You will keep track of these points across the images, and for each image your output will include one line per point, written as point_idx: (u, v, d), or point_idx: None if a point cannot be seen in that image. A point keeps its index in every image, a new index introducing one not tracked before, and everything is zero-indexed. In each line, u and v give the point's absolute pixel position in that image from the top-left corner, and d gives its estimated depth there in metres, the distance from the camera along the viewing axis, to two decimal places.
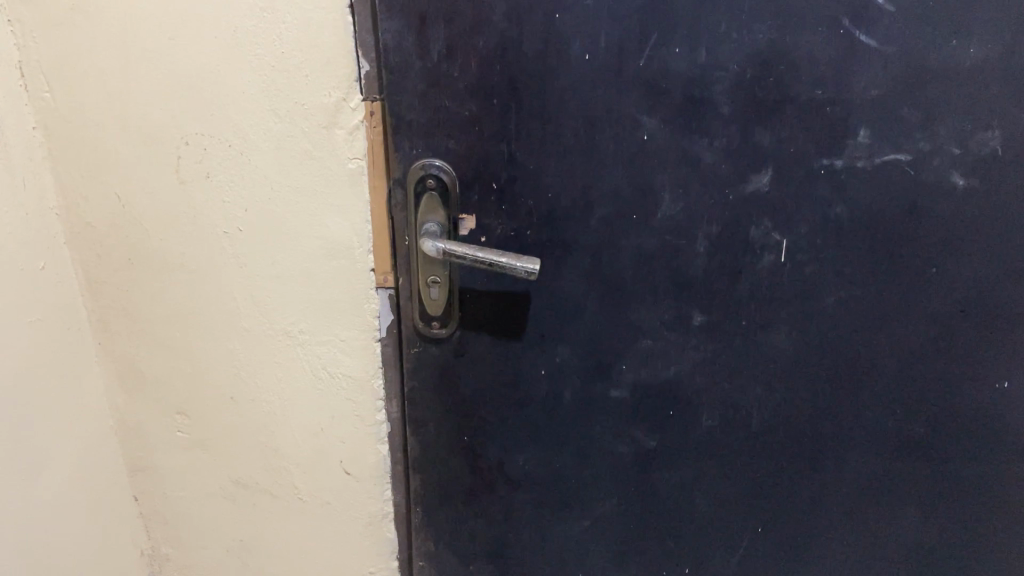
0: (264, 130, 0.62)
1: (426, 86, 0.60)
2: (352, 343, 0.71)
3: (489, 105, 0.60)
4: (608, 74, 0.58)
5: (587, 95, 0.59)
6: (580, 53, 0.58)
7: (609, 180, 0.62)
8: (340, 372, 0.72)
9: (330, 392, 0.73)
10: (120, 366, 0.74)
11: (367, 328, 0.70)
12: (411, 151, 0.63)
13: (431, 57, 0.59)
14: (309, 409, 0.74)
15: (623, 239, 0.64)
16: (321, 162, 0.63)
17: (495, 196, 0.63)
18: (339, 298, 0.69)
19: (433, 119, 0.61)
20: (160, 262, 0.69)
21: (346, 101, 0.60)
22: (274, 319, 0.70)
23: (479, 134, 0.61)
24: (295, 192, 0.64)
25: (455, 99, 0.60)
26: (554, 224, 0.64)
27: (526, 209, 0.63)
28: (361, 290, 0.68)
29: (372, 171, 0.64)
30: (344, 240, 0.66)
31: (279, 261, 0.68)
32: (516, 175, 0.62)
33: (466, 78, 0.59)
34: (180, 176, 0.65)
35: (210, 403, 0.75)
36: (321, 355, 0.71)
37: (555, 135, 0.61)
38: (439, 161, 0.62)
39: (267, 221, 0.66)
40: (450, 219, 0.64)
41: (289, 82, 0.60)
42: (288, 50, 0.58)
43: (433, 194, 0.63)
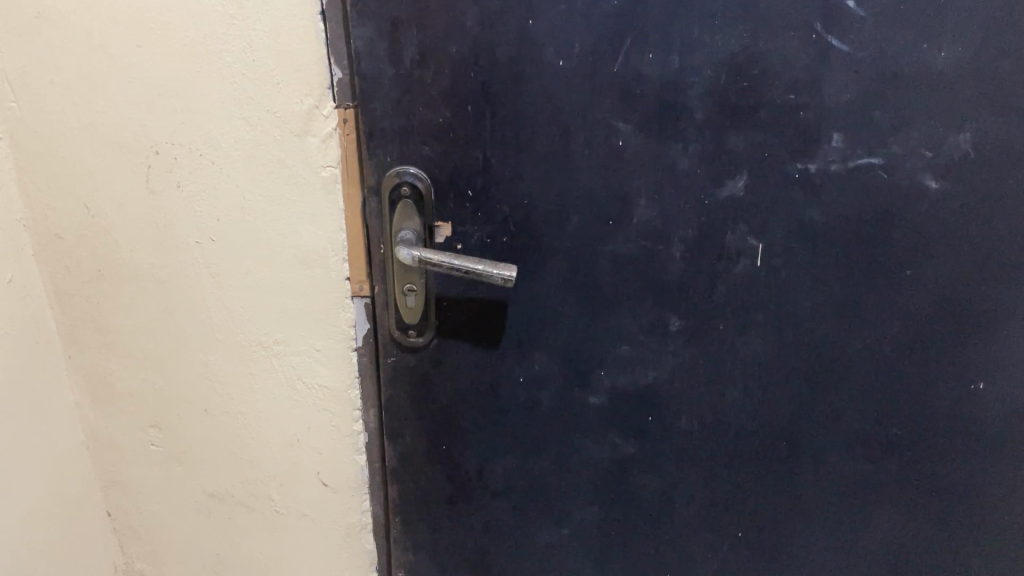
0: (236, 139, 0.62)
1: (399, 92, 0.60)
2: (328, 353, 0.70)
3: (463, 111, 0.60)
4: (582, 79, 0.58)
5: (561, 102, 0.59)
6: (554, 59, 0.58)
7: (585, 186, 0.62)
8: (315, 382, 0.71)
9: (306, 401, 0.72)
10: (90, 380, 0.73)
11: (343, 337, 0.70)
12: (385, 158, 0.62)
13: (404, 64, 0.59)
14: (285, 421, 0.73)
15: (599, 245, 0.63)
16: (293, 170, 0.63)
17: (470, 203, 0.63)
18: (315, 307, 0.68)
19: (407, 126, 0.61)
20: (130, 273, 0.68)
21: (318, 108, 0.60)
22: (248, 329, 0.70)
23: (454, 141, 0.61)
24: (267, 200, 0.64)
25: (429, 106, 0.60)
26: (530, 231, 0.63)
27: (502, 216, 0.63)
28: (336, 299, 0.68)
29: (346, 179, 0.63)
30: (318, 248, 0.66)
31: (252, 270, 0.67)
32: (491, 181, 0.62)
33: (440, 85, 0.59)
34: (150, 185, 0.64)
35: (184, 416, 0.74)
36: (297, 365, 0.71)
37: (530, 141, 0.60)
38: (414, 168, 0.62)
39: (240, 231, 0.66)
40: (426, 226, 0.64)
41: (260, 90, 0.59)
42: (258, 57, 0.58)
43: (408, 202, 0.63)
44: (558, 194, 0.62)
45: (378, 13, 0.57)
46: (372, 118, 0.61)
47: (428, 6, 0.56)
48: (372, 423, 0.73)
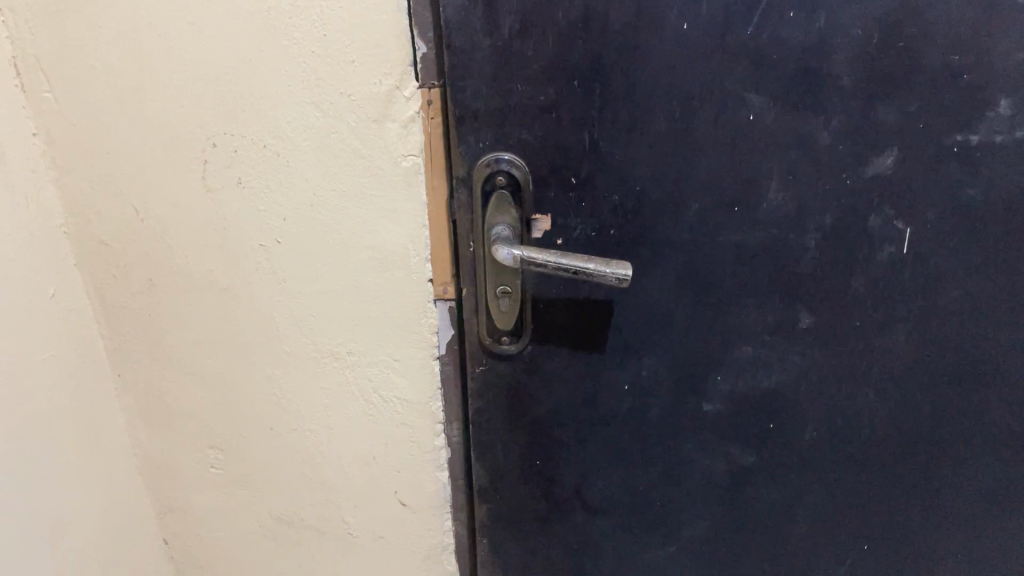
0: (305, 126, 0.55)
1: (494, 68, 0.52)
2: (407, 363, 0.63)
3: (569, 87, 0.52)
4: (710, 46, 0.50)
5: (683, 72, 0.51)
6: (677, 22, 0.49)
7: (707, 169, 0.54)
8: (394, 395, 0.64)
9: (383, 417, 0.65)
10: (141, 401, 0.66)
11: (424, 345, 0.62)
12: (477, 145, 0.54)
13: (501, 33, 0.51)
14: (359, 438, 0.66)
15: (721, 235, 0.56)
16: (371, 161, 0.56)
17: (575, 192, 0.55)
18: (394, 313, 0.61)
19: (503, 106, 0.53)
20: (186, 282, 0.61)
21: (399, 90, 0.53)
22: (318, 340, 0.62)
23: (557, 121, 0.53)
24: (341, 196, 0.57)
25: (529, 83, 0.52)
26: (643, 221, 0.56)
27: (610, 206, 0.55)
28: (418, 303, 0.61)
29: (430, 169, 0.56)
30: (399, 249, 0.59)
31: (323, 275, 0.60)
32: (599, 167, 0.54)
33: (542, 57, 0.51)
34: (207, 183, 0.57)
35: (248, 435, 0.67)
36: (373, 377, 0.64)
37: (646, 119, 0.53)
38: (509, 154, 0.54)
39: (309, 231, 0.58)
40: (522, 220, 0.56)
41: (332, 70, 0.52)
42: (331, 32, 0.51)
43: (503, 192, 0.55)
44: (676, 179, 0.54)
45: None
46: (462, 99, 0.53)
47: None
48: (456, 437, 0.66)
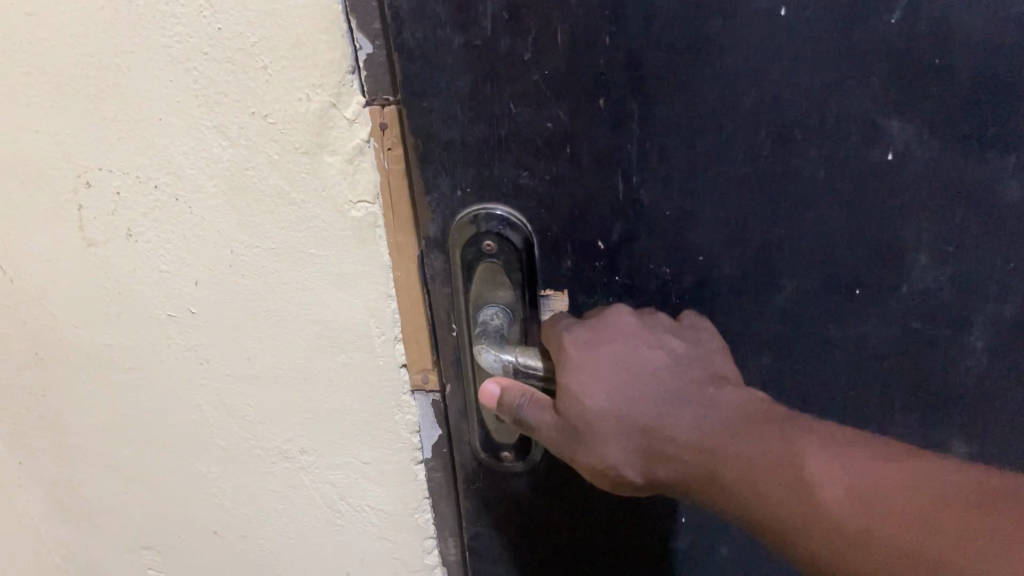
0: (209, 160, 0.37)
1: (474, 81, 0.33)
2: (380, 468, 0.46)
3: (591, 110, 0.33)
4: (823, 42, 0.31)
5: (779, 85, 0.32)
6: (770, 6, 0.30)
7: (813, 230, 0.35)
8: (366, 505, 0.48)
9: (353, 529, 0.49)
10: (53, 494, 0.51)
11: (401, 448, 0.45)
12: (453, 192, 0.36)
13: (479, 30, 0.32)
14: (327, 551, 0.51)
15: (830, 327, 0.37)
16: (306, 209, 0.38)
17: (603, 263, 0.37)
18: (357, 406, 0.44)
19: (491, 137, 0.34)
20: (81, 357, 0.45)
21: (335, 108, 0.35)
22: (260, 434, 0.46)
23: (578, 160, 0.34)
24: (268, 254, 0.40)
25: (527, 103, 0.33)
26: (709, 306, 0.37)
27: (658, 283, 0.37)
28: (389, 396, 0.44)
29: (391, 221, 0.38)
30: (356, 326, 0.41)
31: (259, 356, 0.43)
32: (640, 227, 0.36)
33: (548, 65, 0.32)
34: (88, 235, 0.40)
35: (187, 539, 0.52)
36: (337, 483, 0.47)
37: (716, 159, 0.34)
38: (501, 209, 0.36)
39: (232, 302, 0.42)
40: (526, 301, 0.38)
41: (236, 78, 0.35)
42: (226, 23, 0.34)
43: (494, 262, 0.37)
44: (763, 246, 0.36)
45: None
46: (427, 125, 0.34)
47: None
48: (448, 557, 0.50)
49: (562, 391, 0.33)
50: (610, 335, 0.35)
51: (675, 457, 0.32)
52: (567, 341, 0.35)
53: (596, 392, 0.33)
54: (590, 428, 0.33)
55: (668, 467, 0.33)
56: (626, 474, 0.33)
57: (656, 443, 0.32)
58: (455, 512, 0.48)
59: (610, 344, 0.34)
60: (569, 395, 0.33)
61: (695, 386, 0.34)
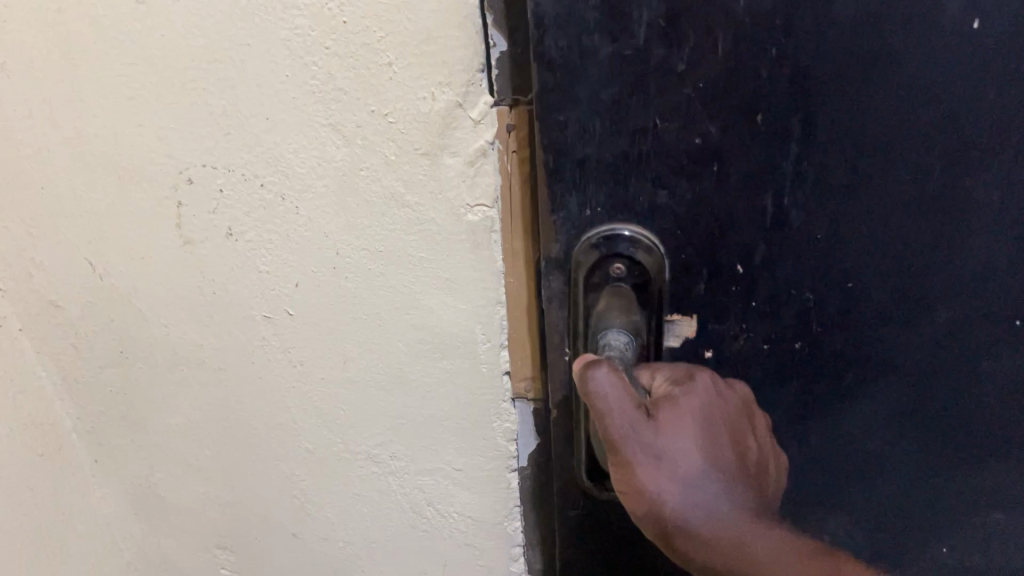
0: (321, 159, 0.36)
1: (618, 92, 0.31)
2: (473, 474, 0.45)
3: (748, 127, 0.31)
4: (1013, 57, 0.29)
5: (961, 104, 0.30)
6: (964, 17, 0.29)
7: (976, 263, 0.33)
8: (454, 510, 0.47)
9: (440, 532, 0.48)
10: (129, 492, 0.50)
11: (496, 455, 0.44)
12: (581, 212, 0.34)
13: (630, 37, 0.30)
14: (410, 553, 0.49)
15: (986, 370, 0.35)
16: (420, 212, 0.36)
17: (741, 288, 0.35)
18: (454, 411, 0.43)
19: (631, 153, 0.33)
20: (169, 357, 0.43)
21: (461, 107, 0.33)
22: (349, 437, 0.45)
23: (725, 182, 0.32)
24: (372, 257, 0.38)
25: (676, 118, 0.31)
26: (854, 339, 0.35)
27: (801, 315, 0.35)
28: (489, 403, 0.42)
29: (509, 227, 0.36)
30: (461, 331, 0.40)
31: (355, 359, 0.42)
32: (787, 254, 0.34)
33: (703, 77, 0.30)
34: (184, 234, 0.39)
35: (266, 538, 0.51)
36: (426, 487, 0.46)
37: (881, 182, 0.32)
38: (628, 229, 0.34)
39: (332, 304, 0.40)
40: (651, 327, 0.36)
41: (356, 76, 0.33)
42: (352, 17, 0.32)
43: (620, 286, 0.35)
44: (923, 280, 0.33)
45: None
46: (558, 140, 0.32)
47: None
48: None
49: (678, 402, 0.31)
50: (723, 402, 0.34)
51: (720, 532, 0.30)
52: (693, 377, 0.33)
53: (696, 435, 0.31)
54: (685, 443, 0.30)
55: (710, 526, 0.30)
56: (664, 517, 0.30)
57: (716, 510, 0.30)
58: (546, 534, 0.47)
59: (712, 402, 0.33)
60: (681, 409, 0.31)
61: (757, 489, 0.33)
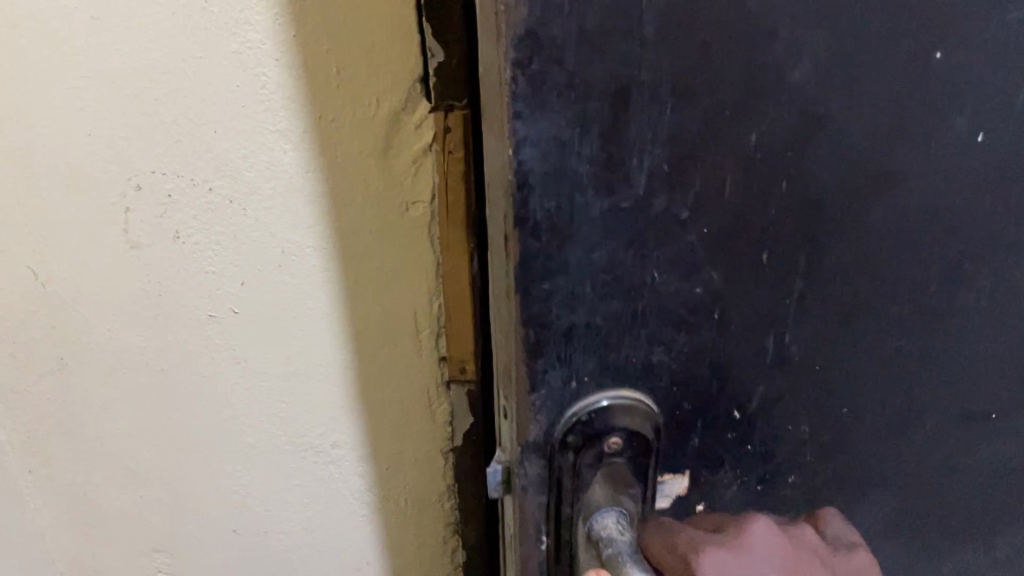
0: (270, 163, 0.38)
1: (615, 251, 0.28)
2: (411, 455, 0.48)
3: (752, 267, 0.29)
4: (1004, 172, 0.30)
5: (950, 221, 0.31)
6: (971, 131, 0.29)
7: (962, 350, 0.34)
8: (393, 493, 0.50)
9: (379, 518, 0.51)
10: (62, 501, 0.50)
11: (434, 436, 0.48)
12: (565, 385, 0.30)
13: (628, 191, 0.27)
14: (349, 540, 0.52)
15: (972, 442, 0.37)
16: (365, 210, 0.40)
17: (732, 428, 0.33)
18: (394, 397, 0.46)
19: (625, 312, 0.29)
20: (112, 361, 0.45)
21: (404, 112, 0.37)
22: (291, 431, 0.47)
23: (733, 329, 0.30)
24: (318, 256, 0.41)
25: (674, 270, 0.29)
26: (845, 450, 0.35)
27: (794, 438, 0.34)
28: (427, 387, 0.46)
29: (445, 223, 0.40)
30: (402, 321, 0.43)
31: (299, 353, 0.44)
32: (784, 386, 0.32)
33: (708, 222, 0.28)
34: (132, 238, 0.41)
35: (205, 538, 0.52)
36: (367, 474, 0.49)
37: (881, 295, 0.31)
38: (607, 396, 0.31)
39: (277, 302, 0.42)
40: (646, 495, 0.33)
41: (306, 86, 0.36)
42: (304, 32, 0.35)
43: (614, 460, 0.32)
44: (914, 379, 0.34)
45: (584, 85, 0.25)
46: (547, 311, 0.28)
47: (703, 47, 0.25)
48: (463, 560, 0.53)
49: None
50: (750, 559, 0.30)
51: None
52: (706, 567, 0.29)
53: None
54: None
55: None
56: None
57: None
58: (480, 513, 0.50)
59: None
60: None
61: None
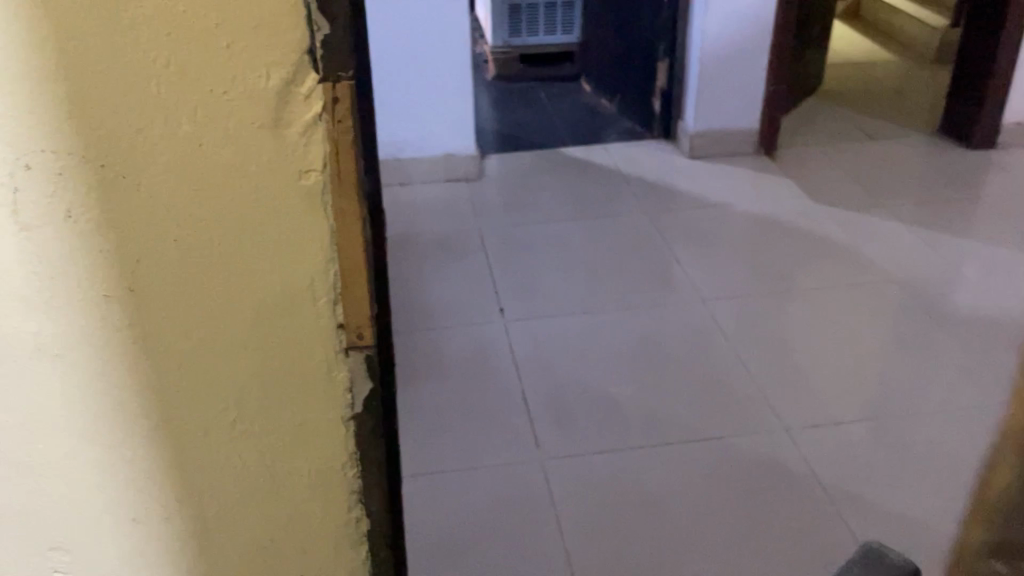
0: (163, 130, 0.43)
1: None
2: (310, 392, 0.52)
3: None
4: None
5: None
6: None
7: None
8: (294, 425, 0.54)
9: (280, 454, 0.55)
10: None
11: (332, 372, 0.52)
12: None
13: None
14: (253, 477, 0.56)
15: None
16: (258, 160, 0.44)
17: None
18: (290, 337, 0.50)
19: None
20: (13, 323, 0.48)
21: (294, 84, 0.43)
22: (190, 376, 0.51)
23: None
24: (211, 210, 0.45)
25: None
26: None
27: None
28: (326, 325, 0.50)
29: (337, 186, 0.46)
30: (298, 260, 0.47)
31: (197, 302, 0.48)
32: None
33: None
34: (28, 203, 0.44)
35: (95, 522, 0.56)
36: (267, 411, 0.53)
37: None
38: None
39: (174, 255, 0.46)
40: None
41: (199, 61, 0.42)
42: (197, 11, 0.41)
43: None
44: None
45: None
46: None
47: None
48: (364, 485, 0.57)
49: None
50: None
51: None
52: None
53: None
54: None
55: None
56: None
57: None
58: (382, 435, 0.56)
59: None
60: None
61: None
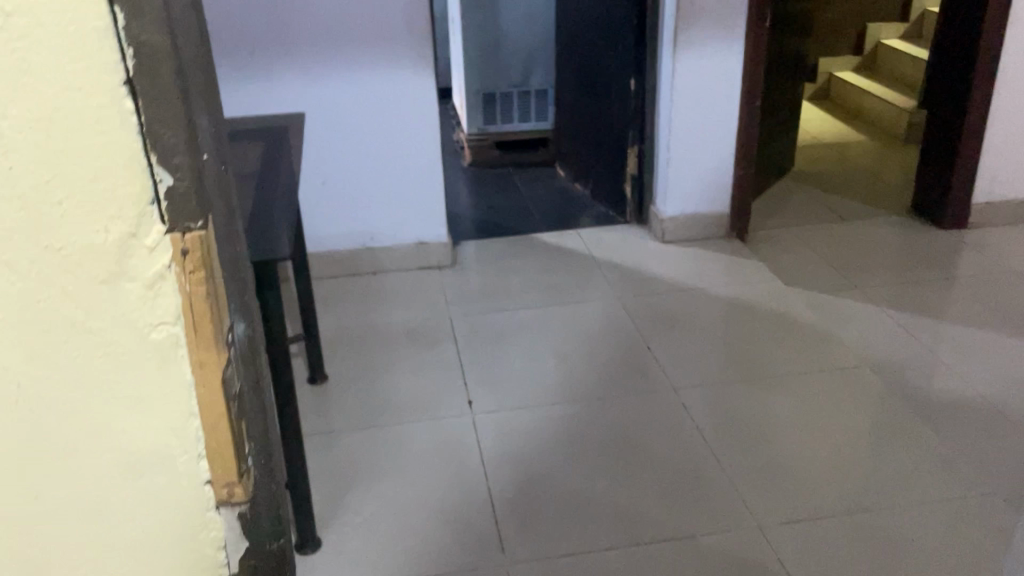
0: (26, 280, 0.52)
1: None
2: (173, 482, 0.60)
3: None
4: None
5: None
6: None
7: None
8: (163, 511, 0.61)
9: (156, 534, 0.62)
10: None
11: (194, 471, 0.59)
12: None
13: None
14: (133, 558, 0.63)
15: None
16: (113, 301, 0.52)
17: None
18: (151, 440, 0.58)
19: None
20: None
21: (137, 235, 0.51)
22: (70, 478, 0.59)
23: None
24: (75, 348, 0.54)
25: None
26: None
27: None
28: (184, 429, 0.58)
29: (194, 335, 0.54)
30: (151, 387, 0.56)
31: (72, 419, 0.56)
32: None
33: None
34: None
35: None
36: (140, 500, 0.61)
37: None
38: None
39: (47, 384, 0.55)
40: None
41: (53, 218, 0.50)
42: (48, 175, 0.49)
43: None
44: None
45: None
46: None
47: None
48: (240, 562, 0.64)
49: None
50: None
51: None
52: None
53: None
54: None
55: None
56: None
57: None
58: (248, 523, 0.62)
59: None
60: None
61: None
